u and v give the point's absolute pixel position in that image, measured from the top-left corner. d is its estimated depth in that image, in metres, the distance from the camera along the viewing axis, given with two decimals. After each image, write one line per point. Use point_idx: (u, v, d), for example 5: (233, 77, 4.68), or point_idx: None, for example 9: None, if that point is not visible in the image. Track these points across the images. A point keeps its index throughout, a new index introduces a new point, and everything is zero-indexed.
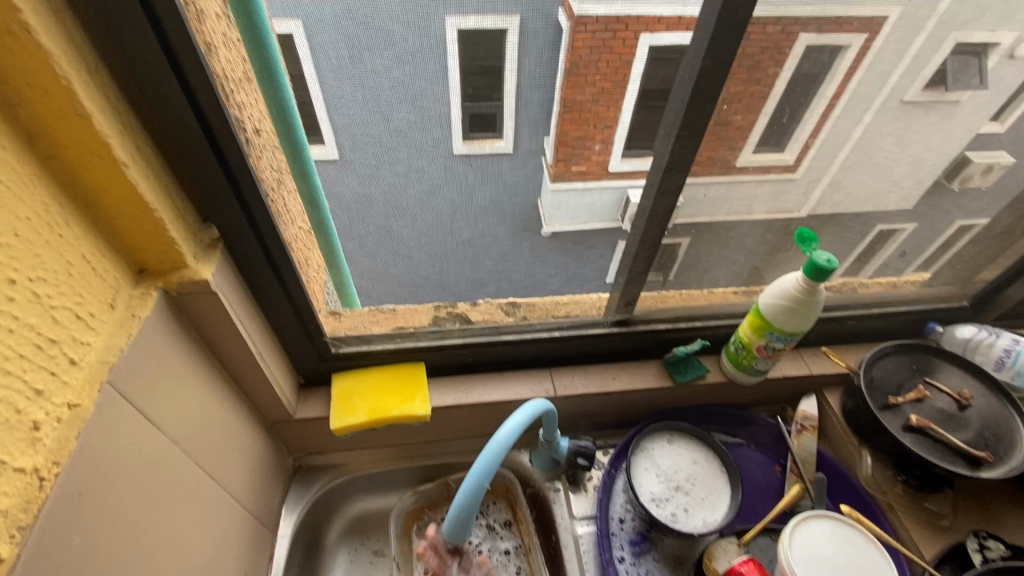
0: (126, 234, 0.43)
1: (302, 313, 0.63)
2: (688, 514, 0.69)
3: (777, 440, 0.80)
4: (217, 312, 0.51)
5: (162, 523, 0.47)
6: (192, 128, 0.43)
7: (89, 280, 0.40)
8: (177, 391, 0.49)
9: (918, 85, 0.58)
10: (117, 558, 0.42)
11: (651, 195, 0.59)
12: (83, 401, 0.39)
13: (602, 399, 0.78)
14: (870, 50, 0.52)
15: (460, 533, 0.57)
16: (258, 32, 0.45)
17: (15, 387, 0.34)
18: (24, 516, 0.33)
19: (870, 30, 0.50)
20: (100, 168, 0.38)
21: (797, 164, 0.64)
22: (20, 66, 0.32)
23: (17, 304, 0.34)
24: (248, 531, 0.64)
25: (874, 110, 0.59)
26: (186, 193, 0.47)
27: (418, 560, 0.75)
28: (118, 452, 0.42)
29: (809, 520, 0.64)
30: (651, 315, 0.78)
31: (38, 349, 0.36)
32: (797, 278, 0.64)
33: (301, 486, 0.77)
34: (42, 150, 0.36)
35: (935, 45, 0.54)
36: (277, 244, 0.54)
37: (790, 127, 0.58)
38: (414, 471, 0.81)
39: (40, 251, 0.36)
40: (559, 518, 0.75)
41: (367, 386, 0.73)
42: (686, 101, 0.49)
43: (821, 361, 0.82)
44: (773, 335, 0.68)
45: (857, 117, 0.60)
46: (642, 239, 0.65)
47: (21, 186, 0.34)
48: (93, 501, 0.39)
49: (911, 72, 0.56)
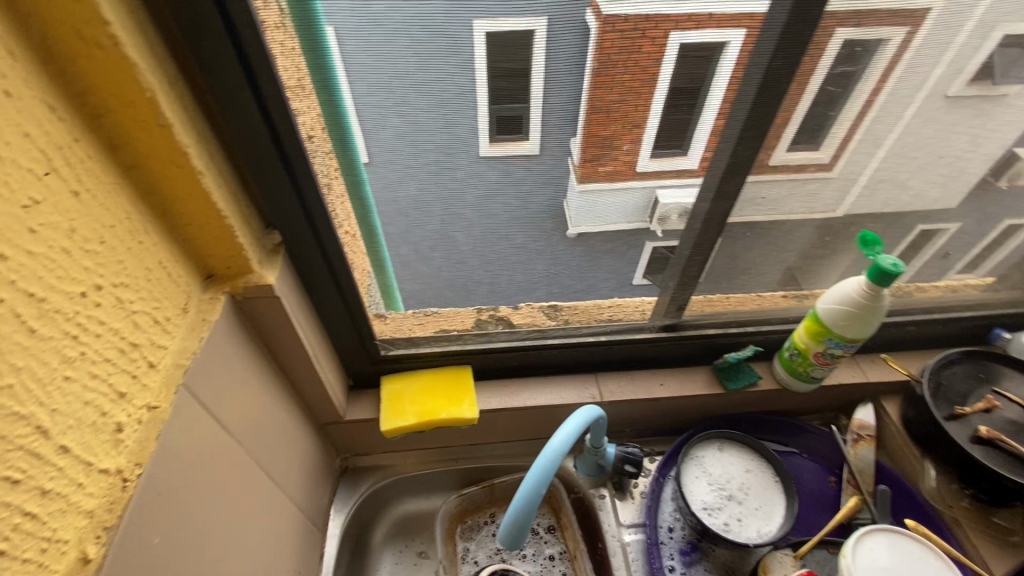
0: (198, 241, 0.44)
1: (356, 315, 0.64)
2: (741, 524, 0.67)
3: (833, 449, 0.77)
4: (279, 316, 0.52)
5: (227, 523, 0.48)
6: (262, 136, 0.44)
7: (165, 285, 0.42)
8: (241, 393, 0.50)
9: (963, 77, 0.53)
10: (190, 557, 0.43)
11: (706, 198, 0.59)
12: (161, 403, 0.40)
13: (648, 406, 0.78)
14: (911, 45, 0.49)
15: (514, 540, 0.57)
16: (315, 36, 0.43)
17: (100, 391, 0.35)
18: (109, 516, 0.34)
19: (913, 22, 0.47)
20: (178, 176, 0.40)
21: (832, 164, 0.59)
22: (108, 80, 0.33)
23: (102, 310, 0.35)
24: (302, 531, 0.65)
25: (914, 106, 0.55)
26: (252, 199, 0.48)
27: (462, 563, 0.75)
28: (191, 452, 0.43)
29: (874, 534, 0.61)
30: (700, 321, 0.76)
31: (121, 352, 0.37)
32: (860, 282, 0.62)
33: (349, 486, 0.78)
34: (125, 160, 0.37)
35: (977, 40, 0.50)
36: (335, 248, 0.55)
37: (826, 123, 0.54)
38: (457, 474, 0.82)
39: (123, 258, 0.37)
40: (606, 524, 0.74)
41: (415, 389, 0.74)
42: (749, 103, 0.49)
43: (879, 368, 0.79)
44: (832, 342, 0.66)
45: (899, 113, 0.55)
46: (695, 243, 0.64)
47: (106, 195, 0.36)
48: (170, 501, 0.40)
49: (958, 63, 0.51)
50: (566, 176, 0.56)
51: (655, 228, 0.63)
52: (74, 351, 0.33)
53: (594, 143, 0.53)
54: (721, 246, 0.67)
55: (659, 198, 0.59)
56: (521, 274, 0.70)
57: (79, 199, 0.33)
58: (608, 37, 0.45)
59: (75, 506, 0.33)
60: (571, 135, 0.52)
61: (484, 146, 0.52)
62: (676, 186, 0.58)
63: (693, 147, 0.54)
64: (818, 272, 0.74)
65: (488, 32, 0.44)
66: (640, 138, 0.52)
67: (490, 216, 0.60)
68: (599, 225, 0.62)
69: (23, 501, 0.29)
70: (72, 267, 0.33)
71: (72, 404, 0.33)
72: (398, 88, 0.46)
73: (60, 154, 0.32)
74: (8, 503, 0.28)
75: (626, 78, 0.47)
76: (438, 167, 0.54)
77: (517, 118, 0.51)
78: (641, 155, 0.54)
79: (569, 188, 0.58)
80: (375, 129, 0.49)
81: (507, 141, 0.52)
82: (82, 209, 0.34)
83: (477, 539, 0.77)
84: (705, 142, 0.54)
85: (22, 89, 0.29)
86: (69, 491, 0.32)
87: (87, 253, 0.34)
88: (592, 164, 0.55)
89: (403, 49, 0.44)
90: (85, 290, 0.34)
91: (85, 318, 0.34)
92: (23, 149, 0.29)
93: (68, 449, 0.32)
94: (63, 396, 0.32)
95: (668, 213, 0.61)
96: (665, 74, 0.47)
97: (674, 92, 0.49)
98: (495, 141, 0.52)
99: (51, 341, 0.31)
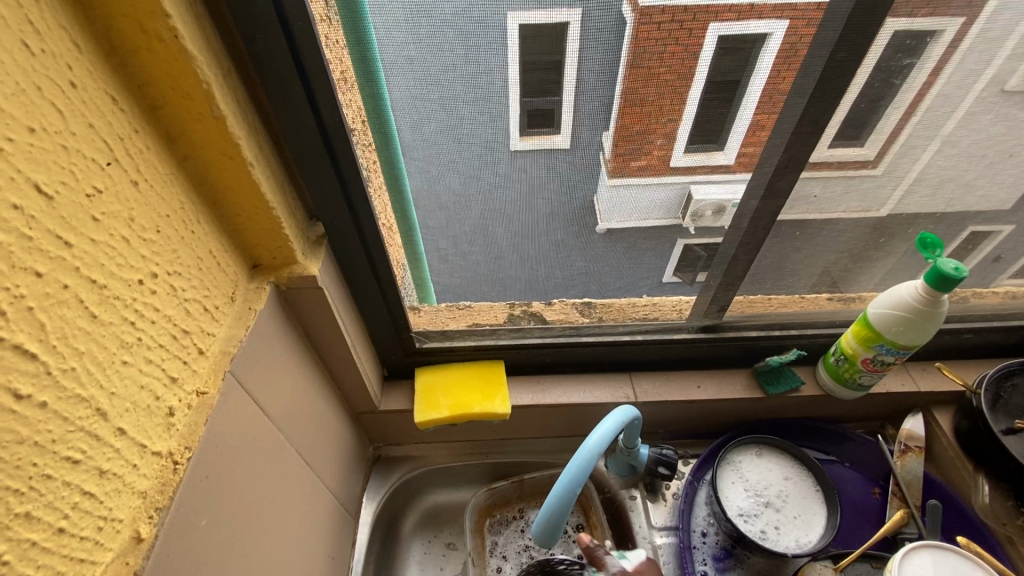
0: (246, 231, 0.45)
1: (393, 307, 0.65)
2: (779, 533, 0.65)
3: (878, 460, 0.74)
4: (320, 306, 0.53)
5: (268, 507, 0.49)
6: (311, 130, 0.44)
7: (214, 275, 0.43)
8: (283, 382, 0.51)
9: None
10: (234, 539, 0.43)
11: (757, 196, 0.57)
12: (209, 389, 0.41)
13: (685, 408, 0.76)
14: (966, 37, 0.46)
15: (548, 537, 0.57)
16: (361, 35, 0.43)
17: (154, 375, 0.36)
18: (161, 497, 0.36)
19: (969, 13, 0.44)
20: (229, 167, 0.40)
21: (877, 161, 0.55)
22: (167, 72, 0.34)
23: (158, 298, 0.36)
24: (336, 518, 0.66)
25: (972, 99, 0.51)
26: (298, 192, 0.49)
27: (490, 556, 0.75)
28: (236, 438, 0.44)
29: (924, 550, 0.58)
30: (741, 323, 0.74)
31: (173, 339, 0.38)
32: (916, 286, 0.59)
33: (381, 475, 0.79)
34: (180, 151, 0.38)
35: None
36: (376, 240, 0.55)
37: (868, 122, 0.51)
38: (487, 467, 0.82)
39: (177, 247, 0.38)
40: (637, 526, 0.73)
41: (448, 380, 0.74)
42: (806, 96, 0.48)
43: (931, 377, 0.75)
44: (883, 349, 0.63)
45: (945, 110, 0.51)
46: (743, 240, 0.62)
47: (162, 185, 0.37)
48: (217, 484, 0.41)
49: (1017, 55, 0.48)
50: (597, 172, 0.55)
51: (688, 226, 0.60)
52: (132, 336, 0.34)
53: (628, 138, 0.51)
54: (768, 246, 0.65)
55: (693, 193, 0.56)
56: (559, 272, 0.69)
57: (137, 188, 0.34)
58: (645, 28, 0.43)
59: (131, 486, 0.34)
60: (603, 130, 0.51)
61: (515, 139, 0.51)
62: (712, 181, 0.55)
63: (730, 140, 0.52)
64: (853, 276, 0.71)
65: (522, 23, 0.43)
66: (675, 131, 0.51)
67: (532, 211, 0.59)
68: (631, 220, 0.59)
69: (82, 481, 0.30)
70: (129, 254, 0.34)
71: (130, 389, 0.34)
72: (443, 81, 0.46)
73: (120, 145, 0.33)
74: (69, 482, 0.29)
75: (661, 71, 0.46)
76: (482, 161, 0.53)
77: (550, 113, 0.49)
78: (676, 149, 0.52)
79: (599, 182, 0.56)
80: (419, 122, 0.49)
81: (537, 136, 0.51)
82: (140, 198, 0.34)
83: (505, 534, 0.76)
84: (741, 136, 0.51)
85: (86, 80, 0.30)
86: (125, 472, 0.33)
87: (144, 242, 0.35)
88: (624, 158, 0.53)
89: (454, 39, 0.43)
90: (142, 277, 0.35)
91: (141, 305, 0.35)
92: (86, 139, 0.30)
93: (125, 431, 0.33)
94: (121, 380, 0.33)
95: (703, 210, 0.58)
96: (702, 67, 0.46)
97: (712, 87, 0.47)
98: (526, 134, 0.51)
99: (111, 326, 0.32)
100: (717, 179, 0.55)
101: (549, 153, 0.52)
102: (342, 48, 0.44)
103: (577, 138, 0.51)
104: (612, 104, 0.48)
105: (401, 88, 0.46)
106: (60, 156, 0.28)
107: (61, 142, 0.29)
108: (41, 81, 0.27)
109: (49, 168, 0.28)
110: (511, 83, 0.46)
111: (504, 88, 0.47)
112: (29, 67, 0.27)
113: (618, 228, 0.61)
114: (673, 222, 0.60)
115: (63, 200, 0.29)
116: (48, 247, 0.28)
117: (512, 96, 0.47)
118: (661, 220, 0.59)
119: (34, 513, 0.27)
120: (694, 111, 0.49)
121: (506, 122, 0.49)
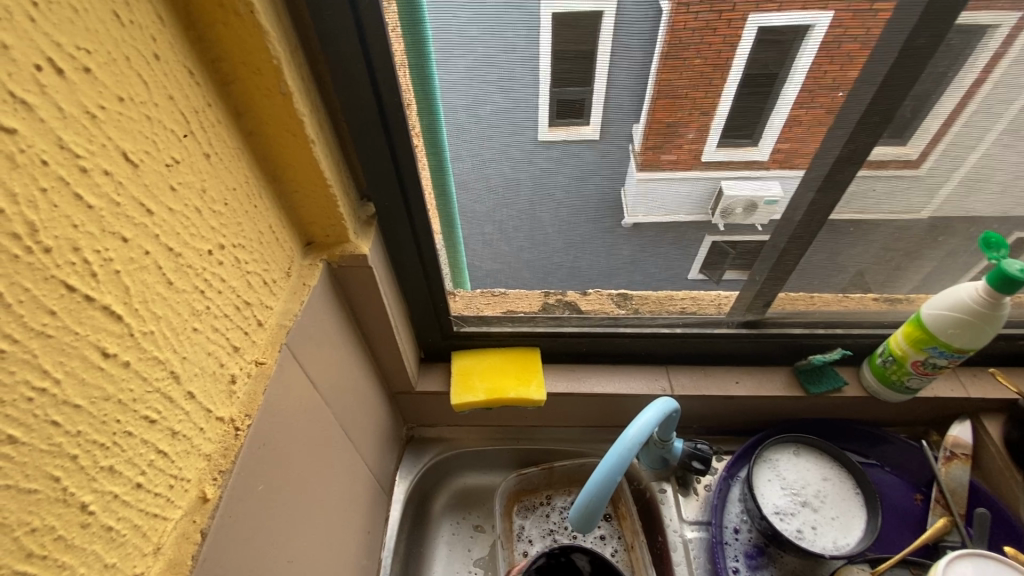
0: (302, 208, 0.46)
1: (434, 289, 0.65)
2: (816, 533, 0.64)
3: (920, 464, 0.72)
4: (367, 285, 0.54)
5: (314, 479, 0.50)
6: (369, 108, 0.45)
7: (273, 249, 0.44)
8: (331, 357, 0.53)
9: None
10: (286, 506, 0.45)
11: (813, 187, 0.56)
12: (267, 359, 0.42)
13: (721, 403, 0.75)
14: None
15: (584, 523, 0.57)
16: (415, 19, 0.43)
17: (219, 343, 0.37)
18: (224, 460, 0.37)
19: None
20: (291, 144, 0.41)
21: (925, 160, 0.54)
22: (239, 47, 0.35)
23: (224, 269, 0.37)
24: (373, 494, 0.68)
25: None
26: (351, 171, 0.50)
27: (517, 541, 0.75)
28: (290, 407, 0.45)
29: (972, 558, 0.56)
30: (785, 319, 0.73)
31: (236, 310, 0.39)
32: (977, 287, 0.57)
33: (414, 454, 0.80)
34: (246, 127, 0.39)
35: None
36: (423, 221, 0.56)
37: (919, 114, 0.49)
38: (518, 453, 0.82)
39: (241, 220, 0.39)
40: (668, 519, 0.73)
41: (484, 365, 0.75)
42: (878, 83, 0.46)
43: (982, 382, 0.73)
44: (935, 351, 0.61)
45: (1014, 102, 0.49)
46: (793, 235, 0.61)
47: (229, 159, 0.37)
48: (273, 452, 0.42)
49: None
50: (626, 164, 0.55)
51: (716, 221, 0.59)
52: (202, 305, 0.35)
53: (658, 132, 0.51)
54: (820, 242, 0.63)
55: (724, 188, 0.55)
56: (603, 260, 0.68)
57: (209, 160, 0.35)
58: (682, 16, 0.43)
59: (198, 448, 0.35)
60: (634, 121, 0.50)
61: (544, 129, 0.51)
62: (745, 177, 0.54)
63: (764, 137, 0.50)
64: (901, 277, 0.69)
65: (556, 12, 0.43)
66: (708, 125, 0.50)
67: (580, 197, 0.59)
68: (658, 215, 0.59)
69: (156, 440, 0.32)
70: (201, 225, 0.34)
71: (198, 355, 0.35)
72: (502, 63, 0.46)
73: (196, 117, 0.34)
74: (146, 440, 0.31)
75: (697, 62, 0.45)
76: (535, 145, 0.52)
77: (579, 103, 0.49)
78: (708, 144, 0.51)
79: (628, 176, 0.56)
80: (475, 105, 0.49)
81: (565, 126, 0.51)
82: (211, 170, 0.35)
83: (532, 518, 0.77)
84: (776, 131, 0.50)
85: (168, 54, 0.31)
86: (193, 434, 0.35)
87: (213, 213, 0.36)
88: (654, 151, 0.53)
89: (516, 21, 0.43)
90: (211, 248, 0.36)
91: (209, 275, 0.36)
92: (167, 111, 0.31)
93: (194, 394, 0.35)
94: (191, 345, 0.34)
95: (733, 207, 0.57)
96: (740, 58, 0.45)
97: (748, 79, 0.46)
98: (554, 125, 0.51)
99: (184, 294, 0.33)
100: (754, 175, 0.54)
101: (597, 141, 0.52)
102: (397, 31, 0.43)
103: (629, 124, 0.50)
104: (644, 95, 0.48)
105: (457, 69, 0.47)
106: (144, 126, 0.29)
107: (145, 112, 0.29)
108: (129, 52, 0.28)
109: (135, 137, 0.29)
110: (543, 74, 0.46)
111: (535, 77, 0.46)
112: (119, 37, 0.27)
113: (645, 221, 0.60)
114: (700, 218, 0.59)
115: (146, 168, 0.30)
116: (133, 213, 0.29)
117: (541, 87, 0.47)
118: (689, 215, 0.59)
119: (116, 467, 0.29)
120: (726, 110, 0.48)
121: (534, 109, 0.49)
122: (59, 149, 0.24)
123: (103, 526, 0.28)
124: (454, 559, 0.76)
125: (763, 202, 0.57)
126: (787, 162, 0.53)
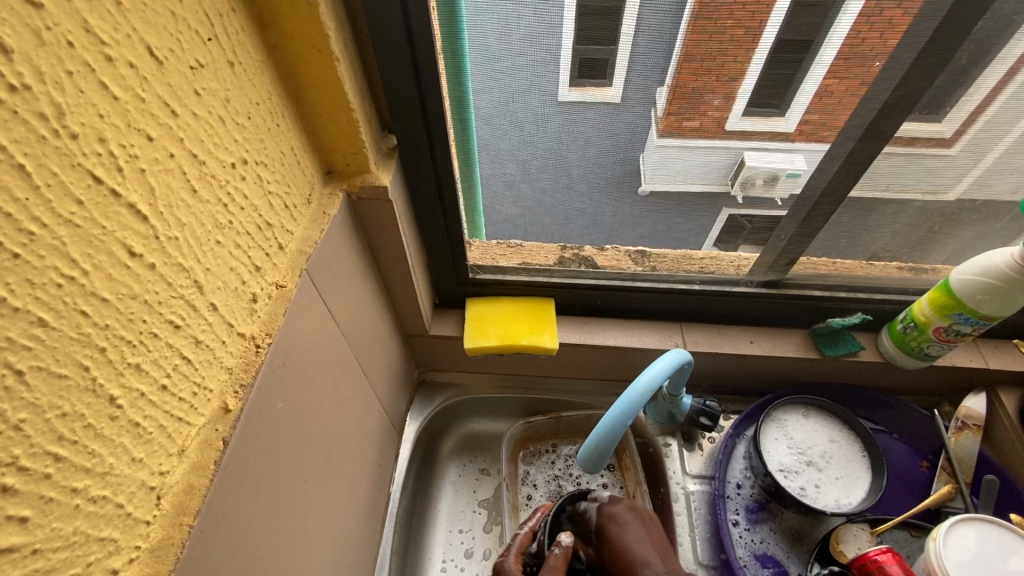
0: (325, 132, 0.45)
1: (452, 231, 0.65)
2: (819, 491, 0.65)
3: (929, 433, 0.72)
4: (387, 220, 0.53)
5: (330, 406, 0.51)
6: (395, 29, 0.43)
7: (294, 173, 0.43)
8: (348, 289, 0.52)
9: None
10: (303, 428, 0.46)
11: (854, 135, 0.52)
12: (288, 283, 0.42)
13: (734, 362, 0.75)
14: None
15: (592, 464, 0.58)
16: None
17: (242, 260, 0.37)
18: (246, 375, 0.37)
19: None
20: (316, 61, 0.40)
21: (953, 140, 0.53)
22: None
23: (246, 184, 0.36)
24: (384, 430, 0.69)
25: None
26: (375, 98, 0.48)
27: (522, 484, 0.77)
28: (308, 333, 0.45)
29: (976, 522, 0.56)
30: (806, 281, 0.72)
31: (258, 229, 0.38)
32: (1014, 252, 0.55)
33: (425, 397, 0.81)
34: (271, 40, 0.38)
35: None
36: (444, 157, 0.55)
37: (983, 59, 0.46)
38: (526, 401, 0.83)
39: (264, 137, 0.38)
40: (672, 471, 0.74)
41: (499, 312, 0.75)
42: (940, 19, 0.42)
43: (1002, 355, 0.71)
44: (960, 318, 0.60)
45: None
46: (829, 185, 0.58)
47: (253, 72, 0.36)
48: (291, 375, 0.43)
49: None
50: (646, 126, 0.54)
51: (734, 193, 0.59)
52: (224, 218, 0.35)
53: (682, 96, 0.50)
54: (853, 201, 0.61)
55: (745, 159, 0.54)
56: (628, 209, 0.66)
57: (233, 70, 0.34)
58: None
59: (220, 360, 0.36)
60: (658, 84, 0.50)
61: (564, 89, 0.51)
62: (766, 148, 0.53)
63: (791, 109, 0.49)
64: (930, 247, 0.68)
65: None
66: (736, 92, 0.49)
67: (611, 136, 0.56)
68: (675, 183, 0.59)
69: (181, 346, 0.32)
70: (225, 136, 0.34)
71: (221, 269, 0.35)
72: None
73: (220, 22, 0.32)
74: (171, 344, 0.31)
75: (728, 25, 0.45)
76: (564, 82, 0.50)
77: (603, 61, 0.49)
78: (734, 111, 0.50)
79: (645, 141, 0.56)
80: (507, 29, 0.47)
81: (587, 86, 0.51)
82: (235, 80, 0.34)
83: (537, 464, 0.79)
84: (806, 103, 0.49)
85: None
86: (215, 346, 0.35)
87: (237, 125, 0.35)
88: (677, 117, 0.53)
89: None
90: (235, 162, 0.35)
91: (232, 188, 0.35)
92: (192, 10, 0.30)
93: (216, 306, 0.35)
94: (214, 258, 0.34)
95: (754, 178, 0.57)
96: (772, 26, 0.44)
97: (781, 44, 0.45)
98: (575, 84, 0.51)
99: (208, 205, 0.33)
100: (770, 148, 0.53)
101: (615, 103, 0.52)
102: None
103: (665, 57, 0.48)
104: (671, 52, 0.47)
105: None
106: (169, 22, 0.28)
107: (170, 8, 0.28)
108: None
109: (160, 32, 0.28)
110: (567, 28, 0.46)
111: (559, 32, 0.46)
112: None
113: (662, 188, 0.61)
114: (719, 190, 0.58)
115: (171, 68, 0.29)
116: (158, 113, 0.28)
117: (565, 42, 0.47)
118: (706, 187, 0.59)
119: (144, 366, 0.29)
120: (754, 79, 0.48)
121: (556, 69, 0.49)
122: (85, 32, 0.23)
123: (131, 421, 0.29)
124: (459, 498, 0.78)
125: (785, 173, 0.57)
126: (814, 134, 0.52)
